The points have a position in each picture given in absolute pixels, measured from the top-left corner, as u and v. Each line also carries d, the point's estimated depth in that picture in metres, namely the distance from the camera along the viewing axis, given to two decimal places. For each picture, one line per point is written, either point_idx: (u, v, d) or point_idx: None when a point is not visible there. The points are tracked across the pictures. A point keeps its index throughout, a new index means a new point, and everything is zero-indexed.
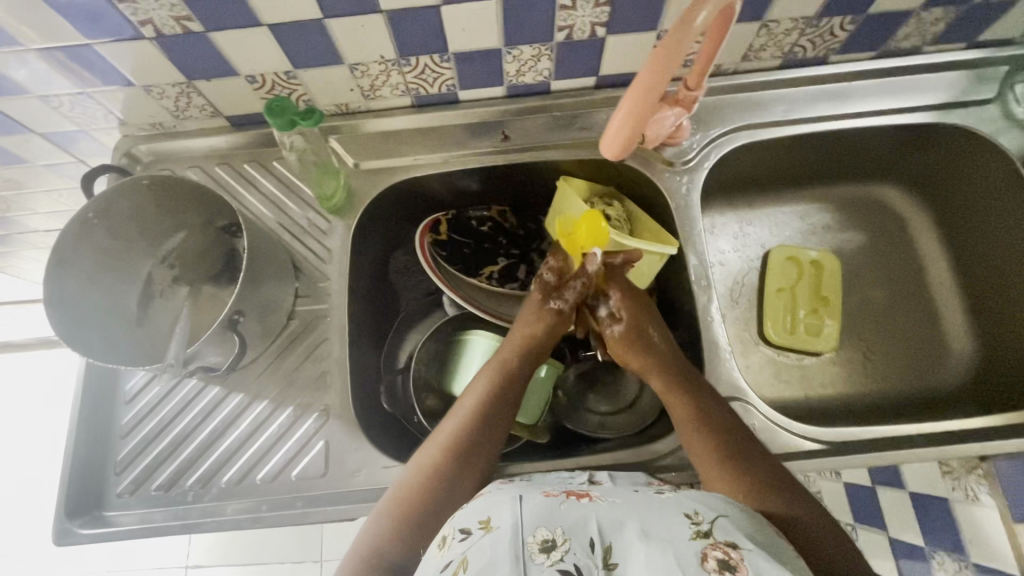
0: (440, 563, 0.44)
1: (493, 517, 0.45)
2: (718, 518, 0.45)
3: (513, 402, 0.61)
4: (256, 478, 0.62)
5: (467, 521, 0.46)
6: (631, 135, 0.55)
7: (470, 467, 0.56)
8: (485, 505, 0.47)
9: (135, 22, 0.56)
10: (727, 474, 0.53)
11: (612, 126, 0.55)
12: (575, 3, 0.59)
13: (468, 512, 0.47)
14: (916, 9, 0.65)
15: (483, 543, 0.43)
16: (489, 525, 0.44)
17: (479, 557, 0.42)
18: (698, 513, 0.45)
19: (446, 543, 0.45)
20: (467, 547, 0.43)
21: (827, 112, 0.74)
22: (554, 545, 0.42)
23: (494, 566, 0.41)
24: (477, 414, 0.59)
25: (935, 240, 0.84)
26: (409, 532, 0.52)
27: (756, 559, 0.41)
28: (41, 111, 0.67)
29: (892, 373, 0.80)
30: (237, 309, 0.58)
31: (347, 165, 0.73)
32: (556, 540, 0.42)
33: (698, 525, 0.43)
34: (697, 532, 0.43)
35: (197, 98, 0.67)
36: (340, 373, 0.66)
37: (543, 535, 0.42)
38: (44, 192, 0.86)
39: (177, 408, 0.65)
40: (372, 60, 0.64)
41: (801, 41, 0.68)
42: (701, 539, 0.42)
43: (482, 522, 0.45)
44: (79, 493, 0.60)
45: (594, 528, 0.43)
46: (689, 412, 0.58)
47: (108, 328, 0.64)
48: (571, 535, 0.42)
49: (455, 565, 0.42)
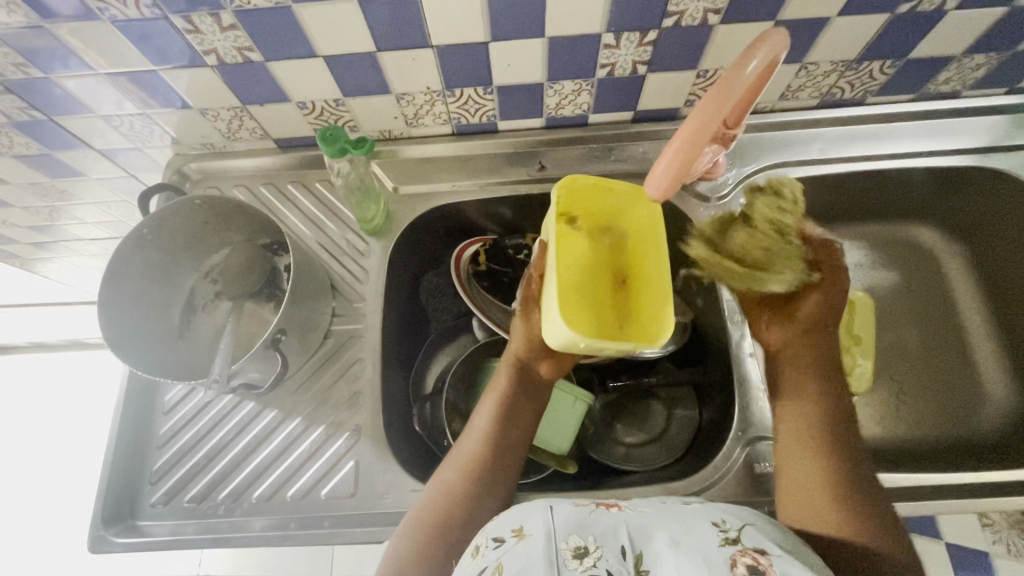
0: (475, 570, 0.43)
1: (525, 525, 0.45)
2: (745, 526, 0.46)
3: (529, 411, 0.61)
4: (285, 496, 0.62)
5: (499, 529, 0.46)
6: (674, 183, 0.54)
7: (493, 481, 0.56)
8: (517, 512, 0.47)
9: (199, 51, 0.59)
10: (816, 491, 0.53)
11: (656, 174, 0.54)
12: (619, 42, 0.60)
13: (500, 520, 0.47)
14: (957, 55, 0.65)
15: (517, 550, 0.43)
16: (521, 533, 0.44)
17: (514, 563, 0.42)
18: (725, 522, 0.46)
19: (479, 551, 0.45)
20: (502, 554, 0.43)
21: (862, 153, 0.74)
22: (588, 552, 0.43)
23: (531, 571, 0.41)
24: (490, 436, 0.58)
25: (970, 282, 0.83)
26: (439, 550, 0.52)
27: (784, 565, 0.43)
28: (101, 129, 0.70)
29: (927, 417, 0.78)
30: (280, 328, 0.59)
31: (387, 189, 0.75)
32: (589, 547, 0.43)
33: (726, 533, 0.45)
34: (726, 539, 0.44)
35: (249, 120, 0.70)
36: (372, 394, 0.67)
37: (575, 542, 0.43)
38: (94, 203, 0.90)
39: (211, 422, 0.66)
40: (418, 91, 0.66)
41: (840, 82, 0.69)
42: (730, 547, 0.44)
43: (516, 530, 0.45)
44: (115, 502, 0.62)
45: (624, 537, 0.44)
46: (806, 428, 0.57)
47: (153, 340, 0.66)
48: (602, 543, 0.43)
49: (491, 570, 0.42)
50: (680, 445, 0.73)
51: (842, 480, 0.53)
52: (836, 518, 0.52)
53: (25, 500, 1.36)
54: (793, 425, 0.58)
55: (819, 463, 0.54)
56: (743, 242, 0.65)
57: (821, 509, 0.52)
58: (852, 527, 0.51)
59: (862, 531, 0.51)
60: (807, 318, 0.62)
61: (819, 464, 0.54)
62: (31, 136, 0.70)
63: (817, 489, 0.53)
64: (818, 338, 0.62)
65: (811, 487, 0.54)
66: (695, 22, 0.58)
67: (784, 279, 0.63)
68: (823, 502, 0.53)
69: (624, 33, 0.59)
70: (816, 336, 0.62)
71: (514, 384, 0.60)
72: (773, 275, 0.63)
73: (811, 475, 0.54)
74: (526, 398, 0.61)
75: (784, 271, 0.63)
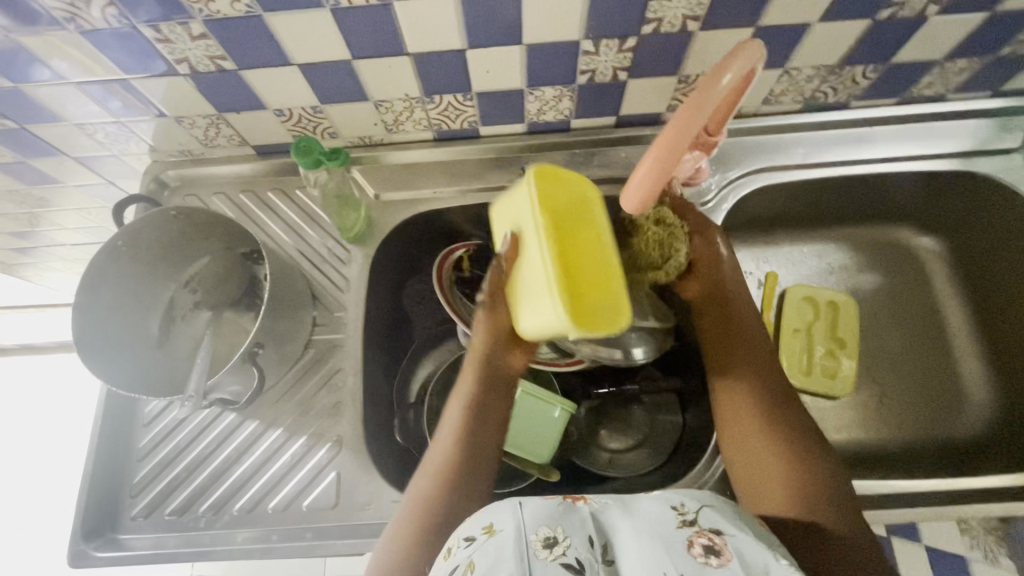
0: (447, 570, 0.44)
1: (495, 521, 0.45)
2: (701, 508, 0.47)
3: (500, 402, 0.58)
4: (267, 507, 0.62)
5: (470, 528, 0.46)
6: (649, 196, 0.52)
7: (468, 488, 0.54)
8: (487, 510, 0.46)
9: (171, 60, 0.58)
10: (774, 477, 0.54)
11: (632, 185, 0.52)
12: (598, 49, 0.60)
13: (471, 520, 0.47)
14: (940, 59, 0.64)
15: (488, 547, 0.43)
16: (491, 529, 0.44)
17: (484, 560, 0.42)
18: (683, 505, 0.46)
19: (451, 552, 0.45)
20: (473, 551, 0.43)
21: (847, 156, 0.73)
22: (556, 541, 0.42)
23: (499, 566, 0.41)
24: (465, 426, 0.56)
25: (953, 285, 0.83)
26: (427, 552, 0.51)
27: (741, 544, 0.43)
28: (77, 137, 0.69)
29: (910, 420, 0.79)
30: (257, 342, 0.58)
31: (368, 196, 0.75)
32: (557, 536, 0.42)
33: (683, 515, 0.45)
34: (683, 522, 0.45)
35: (225, 128, 0.69)
36: (353, 404, 0.66)
37: (545, 533, 0.43)
38: (74, 209, 0.89)
39: (192, 433, 0.66)
40: (396, 98, 0.65)
41: (822, 87, 0.68)
42: (687, 529, 0.44)
43: (486, 527, 0.45)
44: (95, 516, 0.61)
45: (591, 527, 0.44)
46: (761, 416, 0.57)
47: (131, 352, 0.66)
48: (571, 533, 0.43)
49: (463, 568, 0.42)
50: (664, 452, 0.73)
51: (804, 469, 0.53)
52: (793, 505, 0.51)
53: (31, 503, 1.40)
54: (740, 408, 0.58)
55: (773, 456, 0.54)
56: (643, 244, 0.68)
57: (777, 495, 0.52)
58: (813, 512, 0.51)
59: (823, 514, 0.50)
60: (711, 266, 0.66)
61: (777, 450, 0.55)
62: (6, 145, 0.69)
63: (770, 480, 0.54)
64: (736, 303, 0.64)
65: (768, 478, 0.54)
66: (675, 29, 0.58)
67: (681, 255, 0.66)
68: (778, 492, 0.52)
69: (603, 40, 0.58)
70: (738, 315, 0.63)
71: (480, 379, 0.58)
72: (671, 268, 0.67)
73: (766, 461, 0.55)
74: (492, 389, 0.58)
75: (679, 247, 0.66)
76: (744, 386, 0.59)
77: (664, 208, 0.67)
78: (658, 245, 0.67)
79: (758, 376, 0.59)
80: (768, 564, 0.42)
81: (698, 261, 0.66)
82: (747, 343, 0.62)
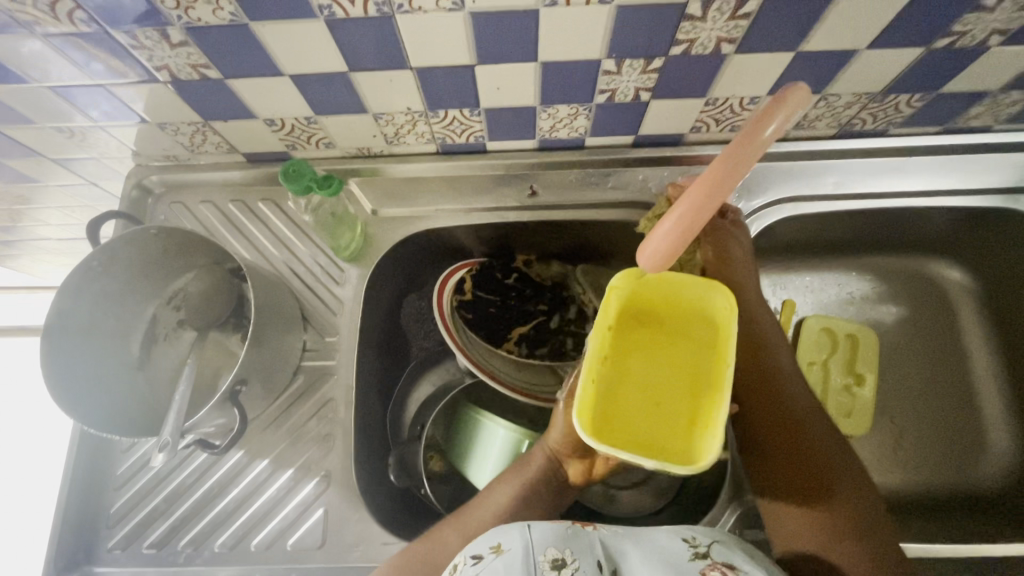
0: None
1: (503, 541, 0.43)
2: (715, 543, 0.46)
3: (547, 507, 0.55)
4: (250, 544, 0.59)
5: (478, 546, 0.43)
6: (671, 258, 0.42)
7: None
8: (495, 529, 0.45)
9: (150, 67, 0.52)
10: (788, 484, 0.53)
11: (648, 244, 0.42)
12: (620, 68, 0.54)
13: (477, 538, 0.45)
14: (994, 90, 0.59)
15: (496, 565, 0.41)
16: (500, 549, 0.42)
17: None
18: (695, 538, 0.46)
19: (457, 568, 0.43)
20: (480, 569, 0.41)
21: (881, 188, 0.68)
22: (565, 564, 0.41)
23: None
24: (508, 505, 0.54)
25: (981, 324, 0.79)
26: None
27: None
28: (52, 138, 0.64)
29: (925, 462, 0.76)
30: (239, 379, 0.55)
31: (365, 211, 0.70)
32: (566, 559, 0.41)
33: (695, 548, 0.44)
34: (695, 554, 0.44)
35: (213, 135, 0.64)
36: (344, 437, 0.63)
37: (553, 554, 0.41)
38: (55, 206, 0.84)
39: (173, 462, 0.62)
40: (397, 111, 0.60)
41: (861, 114, 0.63)
42: (699, 561, 0.43)
43: (495, 546, 0.43)
44: (70, 547, 0.59)
45: (601, 553, 0.43)
46: (781, 415, 0.56)
47: (108, 375, 0.62)
48: (580, 557, 0.41)
49: None
50: (665, 493, 0.69)
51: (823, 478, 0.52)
52: (810, 527, 0.51)
53: (27, 489, 1.40)
54: (756, 413, 0.57)
55: (787, 462, 0.54)
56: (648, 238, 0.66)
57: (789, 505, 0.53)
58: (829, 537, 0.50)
59: (848, 550, 0.49)
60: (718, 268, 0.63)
61: (795, 456, 0.54)
62: None
63: (790, 498, 0.53)
64: (759, 322, 0.61)
65: (785, 487, 0.54)
66: (707, 51, 0.52)
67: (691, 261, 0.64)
68: (797, 510, 0.52)
69: (627, 60, 0.53)
70: (759, 329, 0.60)
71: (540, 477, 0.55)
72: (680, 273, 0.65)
73: (783, 466, 0.54)
74: (547, 493, 0.55)
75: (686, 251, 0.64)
76: (760, 395, 0.57)
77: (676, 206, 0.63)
78: None
79: (779, 395, 0.57)
80: None
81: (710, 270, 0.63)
82: (768, 362, 0.59)
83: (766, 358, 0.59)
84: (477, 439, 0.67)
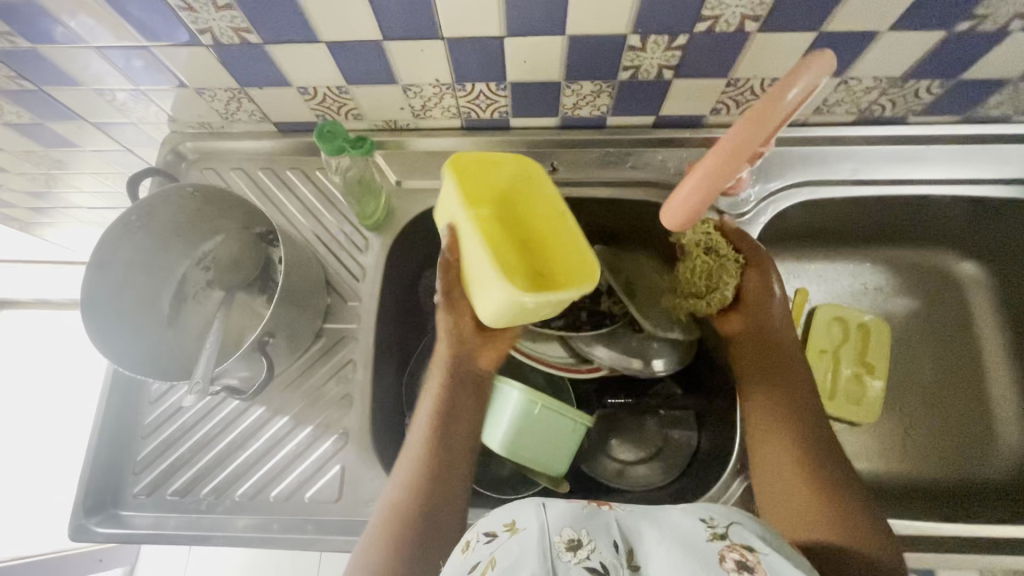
0: (468, 563, 0.42)
1: (517, 519, 0.44)
2: (734, 523, 0.45)
3: (472, 418, 0.60)
4: (269, 495, 0.61)
5: (492, 524, 0.45)
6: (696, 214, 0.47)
7: (444, 486, 0.55)
8: (508, 508, 0.47)
9: (194, 30, 0.55)
10: (782, 476, 0.56)
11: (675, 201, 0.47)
12: (645, 45, 0.56)
13: (493, 517, 0.46)
14: (1014, 79, 0.59)
15: (510, 544, 0.42)
16: (514, 527, 0.44)
17: (508, 557, 0.41)
18: (713, 518, 0.45)
19: (471, 545, 0.44)
20: (495, 548, 0.42)
21: (898, 175, 0.69)
22: (581, 545, 0.41)
23: (521, 564, 0.40)
24: (442, 423, 0.58)
25: (995, 318, 0.79)
26: (399, 529, 0.52)
27: (774, 562, 0.41)
28: (93, 101, 0.67)
29: (932, 452, 0.76)
30: (267, 331, 0.57)
31: (389, 183, 0.72)
32: (581, 540, 0.41)
33: (714, 528, 0.44)
34: (714, 534, 0.43)
35: (247, 103, 0.66)
36: (362, 397, 0.65)
37: (569, 535, 0.42)
38: (90, 173, 0.87)
39: (198, 414, 0.65)
40: (426, 83, 0.62)
41: (881, 100, 0.64)
42: (718, 542, 0.43)
43: (508, 524, 0.44)
44: (98, 490, 0.61)
45: (617, 532, 0.43)
46: (773, 412, 0.60)
47: (139, 328, 0.65)
48: (596, 537, 0.42)
49: (484, 565, 0.41)
50: (675, 469, 0.71)
51: (813, 470, 0.55)
52: (802, 518, 0.53)
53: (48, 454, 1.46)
54: (753, 407, 0.61)
55: (782, 458, 0.57)
56: (688, 274, 0.66)
57: (782, 495, 0.55)
58: (817, 526, 0.52)
59: (833, 534, 0.51)
60: (754, 298, 0.64)
61: (787, 449, 0.57)
62: (23, 105, 0.67)
63: (784, 488, 0.55)
64: (772, 320, 0.64)
65: (779, 479, 0.56)
66: (731, 29, 0.54)
67: (727, 289, 0.64)
68: (790, 501, 0.55)
69: (652, 36, 0.54)
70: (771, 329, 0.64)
71: (449, 380, 0.60)
72: (717, 297, 0.65)
73: (777, 459, 0.57)
74: (464, 390, 0.60)
75: (729, 282, 0.64)
76: (759, 389, 0.61)
77: (715, 237, 0.65)
78: (707, 275, 0.65)
79: (776, 390, 0.61)
80: None
81: (744, 296, 0.65)
82: (776, 356, 0.62)
83: (770, 354, 0.63)
84: (487, 400, 0.62)
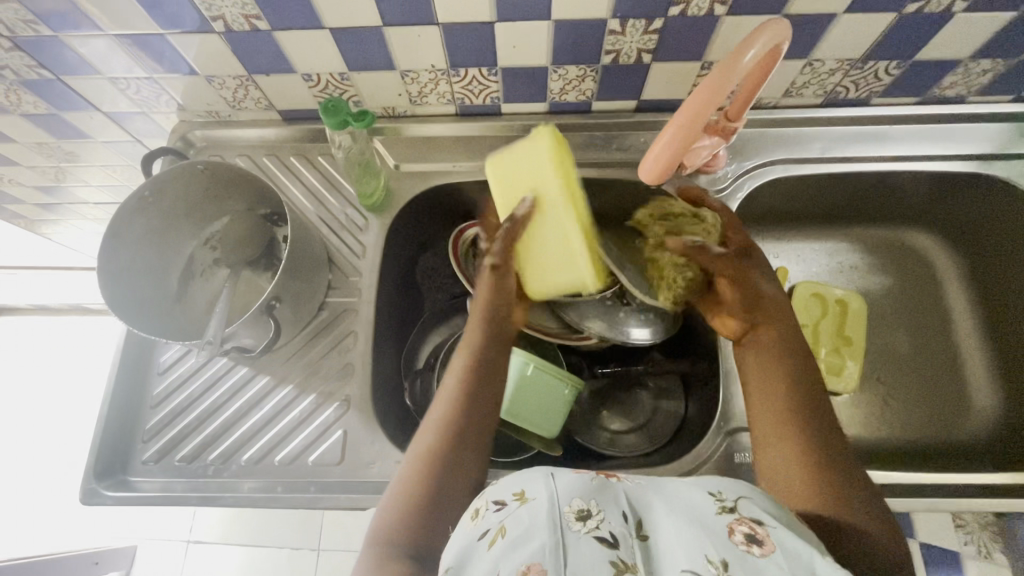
0: (476, 532, 0.41)
1: (526, 489, 0.42)
2: (742, 498, 0.43)
3: (493, 400, 0.55)
4: (274, 459, 0.64)
5: (501, 493, 0.43)
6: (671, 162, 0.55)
7: (476, 439, 0.52)
8: (518, 478, 0.44)
9: (207, 16, 0.59)
10: (788, 443, 0.49)
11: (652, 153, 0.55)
12: (624, 28, 0.60)
13: (501, 485, 0.44)
14: (964, 59, 0.65)
15: (519, 514, 0.40)
16: (524, 496, 0.42)
17: (517, 526, 0.39)
18: (721, 492, 0.43)
19: (479, 514, 0.43)
20: (503, 517, 0.41)
21: (864, 153, 0.74)
22: (590, 515, 0.39)
23: (531, 536, 0.38)
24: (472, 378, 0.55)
25: (964, 291, 0.84)
26: (432, 482, 0.49)
27: (782, 535, 0.39)
28: (107, 90, 0.71)
29: (910, 419, 0.79)
30: (274, 296, 0.60)
31: (388, 166, 0.76)
32: (591, 509, 0.40)
33: (722, 501, 0.42)
34: (722, 507, 0.41)
35: (254, 90, 0.71)
36: (361, 366, 0.68)
37: (579, 505, 0.40)
38: (99, 166, 0.91)
39: (206, 383, 0.68)
40: (423, 69, 0.66)
41: (844, 82, 0.69)
42: (727, 515, 0.40)
43: (517, 494, 0.42)
44: (109, 456, 0.64)
45: (625, 503, 0.41)
46: (778, 376, 0.54)
47: (149, 303, 0.68)
48: (604, 507, 0.40)
49: (494, 534, 0.40)
50: (661, 436, 0.74)
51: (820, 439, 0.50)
52: (808, 489, 0.47)
53: (45, 457, 1.46)
54: (755, 372, 0.55)
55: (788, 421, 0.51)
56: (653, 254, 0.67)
57: (786, 464, 0.49)
58: (826, 499, 0.46)
59: (844, 510, 0.46)
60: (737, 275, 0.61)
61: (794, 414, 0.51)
62: (40, 95, 0.71)
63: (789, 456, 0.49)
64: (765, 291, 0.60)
65: (783, 444, 0.50)
66: (702, 12, 0.58)
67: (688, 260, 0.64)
68: (795, 469, 0.48)
69: (630, 20, 0.59)
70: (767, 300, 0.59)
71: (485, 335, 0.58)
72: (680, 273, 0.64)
73: (782, 424, 0.51)
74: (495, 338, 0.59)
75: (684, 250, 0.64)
76: (758, 355, 0.56)
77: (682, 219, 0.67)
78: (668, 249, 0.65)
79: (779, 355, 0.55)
80: (818, 558, 0.37)
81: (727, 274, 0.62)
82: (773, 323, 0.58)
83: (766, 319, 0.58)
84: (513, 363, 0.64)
